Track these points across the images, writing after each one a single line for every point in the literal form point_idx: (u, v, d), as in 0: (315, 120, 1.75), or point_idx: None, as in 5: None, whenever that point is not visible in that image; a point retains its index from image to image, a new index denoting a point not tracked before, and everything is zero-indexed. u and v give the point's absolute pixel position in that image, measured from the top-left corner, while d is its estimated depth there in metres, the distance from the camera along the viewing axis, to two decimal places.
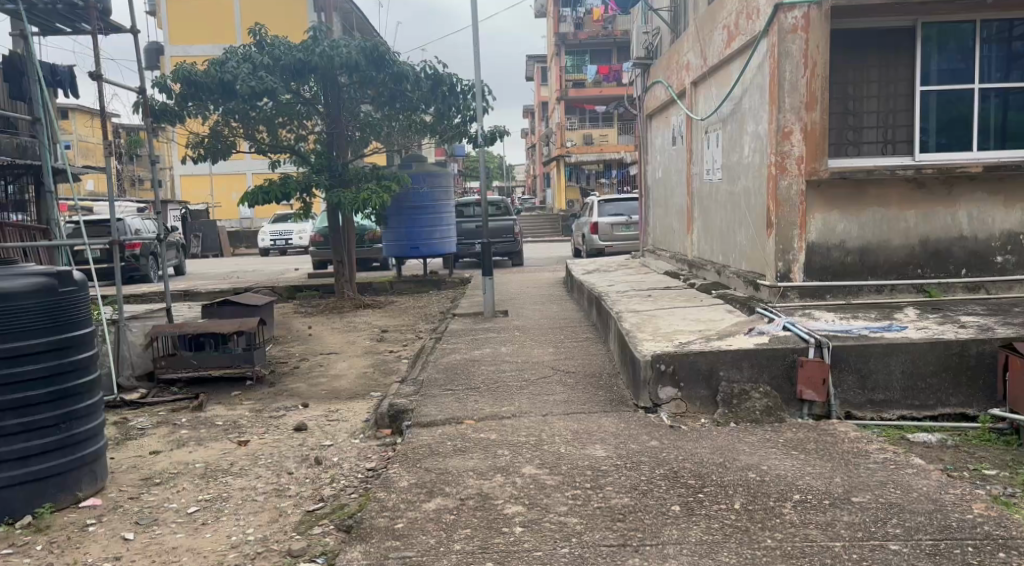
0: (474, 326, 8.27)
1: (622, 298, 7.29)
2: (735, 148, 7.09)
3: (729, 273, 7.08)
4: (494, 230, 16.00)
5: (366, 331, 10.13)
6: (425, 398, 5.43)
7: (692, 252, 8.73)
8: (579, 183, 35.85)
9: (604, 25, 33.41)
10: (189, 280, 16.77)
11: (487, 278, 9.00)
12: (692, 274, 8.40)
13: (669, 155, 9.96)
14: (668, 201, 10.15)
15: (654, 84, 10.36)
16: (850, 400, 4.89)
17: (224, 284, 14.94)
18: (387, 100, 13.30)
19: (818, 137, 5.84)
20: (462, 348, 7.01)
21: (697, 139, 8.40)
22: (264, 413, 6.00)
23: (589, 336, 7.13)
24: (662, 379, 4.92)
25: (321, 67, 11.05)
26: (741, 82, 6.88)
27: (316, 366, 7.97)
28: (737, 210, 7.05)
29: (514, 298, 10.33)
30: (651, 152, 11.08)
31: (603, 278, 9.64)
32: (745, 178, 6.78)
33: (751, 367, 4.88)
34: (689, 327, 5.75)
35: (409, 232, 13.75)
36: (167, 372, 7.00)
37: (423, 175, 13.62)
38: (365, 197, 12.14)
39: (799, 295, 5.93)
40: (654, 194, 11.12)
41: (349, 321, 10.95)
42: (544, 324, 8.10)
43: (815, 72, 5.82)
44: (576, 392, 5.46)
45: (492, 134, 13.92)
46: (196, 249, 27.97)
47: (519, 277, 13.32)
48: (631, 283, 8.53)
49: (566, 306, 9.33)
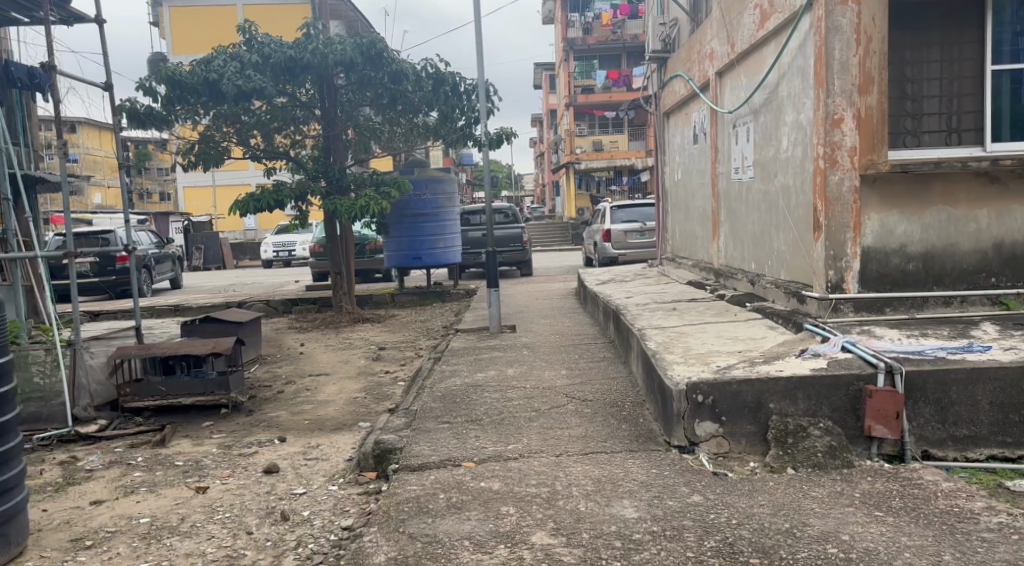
0: (477, 343, 7.45)
1: (643, 312, 6.46)
2: (770, 141, 6.28)
3: (765, 283, 6.26)
4: (502, 239, 15.19)
5: (362, 348, 9.34)
6: (417, 434, 4.61)
7: (718, 259, 7.91)
8: (589, 190, 34.71)
9: (614, 30, 32.71)
10: (183, 293, 16.04)
11: (493, 290, 8.18)
12: (720, 283, 7.56)
13: (689, 154, 9.15)
14: (688, 204, 9.34)
15: (672, 78, 9.58)
16: (928, 436, 4.05)
17: (218, 298, 14.20)
18: (386, 101, 12.54)
19: (873, 125, 5.03)
20: (463, 369, 6.20)
21: (724, 135, 7.60)
22: (234, 450, 5.21)
23: (608, 357, 6.30)
24: (700, 413, 4.09)
25: (315, 66, 10.24)
26: (776, 67, 6.08)
27: (302, 389, 7.17)
28: (774, 211, 6.23)
29: (523, 312, 9.51)
30: (670, 152, 10.27)
31: (620, 289, 8.80)
32: (784, 175, 5.96)
33: (807, 398, 4.07)
34: (725, 347, 4.92)
35: (410, 241, 12.97)
36: (133, 401, 6.20)
37: (425, 181, 12.84)
38: (363, 204, 11.37)
39: (853, 309, 5.10)
40: (673, 198, 10.30)
41: (345, 337, 10.17)
42: (556, 342, 7.26)
43: (870, 50, 5.00)
44: (595, 425, 4.63)
45: (499, 137, 13.14)
46: (197, 262, 27.27)
47: (528, 288, 12.50)
48: (651, 295, 7.69)
49: (579, 320, 8.50)
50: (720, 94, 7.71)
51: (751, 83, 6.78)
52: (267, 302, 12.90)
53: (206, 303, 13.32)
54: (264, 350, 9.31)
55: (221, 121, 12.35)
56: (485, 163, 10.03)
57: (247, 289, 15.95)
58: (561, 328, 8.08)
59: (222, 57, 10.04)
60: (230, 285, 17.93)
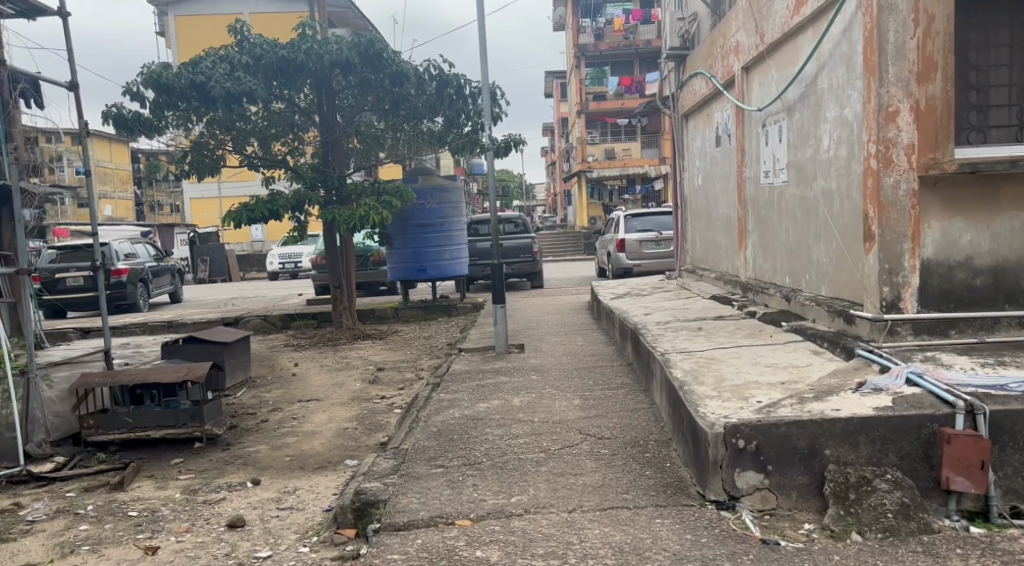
0: (481, 365, 6.77)
1: (665, 333, 5.76)
2: (808, 140, 5.61)
3: (803, 300, 5.57)
4: (511, 249, 14.53)
5: (359, 368, 8.68)
6: (405, 482, 3.94)
7: (745, 272, 7.23)
8: (602, 199, 33.95)
9: (626, 35, 32.01)
10: (182, 307, 15.47)
11: (499, 307, 7.51)
12: (748, 298, 6.87)
13: (711, 158, 8.49)
14: (710, 212, 8.66)
15: (691, 77, 8.92)
16: (1018, 490, 3.35)
17: (214, 313, 13.60)
18: (387, 105, 11.94)
19: (934, 118, 4.34)
20: (464, 398, 5.52)
21: (752, 136, 6.94)
22: (200, 495, 4.56)
23: (626, 383, 5.61)
24: (741, 461, 3.41)
25: (311, 67, 9.63)
26: (815, 57, 5.42)
27: (288, 418, 6.51)
28: (813, 219, 5.55)
29: (533, 329, 8.82)
30: (689, 157, 9.60)
31: (637, 304, 8.10)
32: (825, 178, 5.29)
33: (870, 444, 3.39)
34: (765, 378, 4.22)
35: (414, 253, 12.34)
36: (95, 435, 5.55)
37: (429, 190, 12.20)
38: (362, 213, 10.73)
39: (913, 331, 4.39)
40: (692, 205, 9.63)
41: (342, 356, 9.53)
42: (567, 365, 6.56)
43: (931, 32, 4.32)
44: (614, 470, 3.93)
45: (507, 144, 12.51)
46: (202, 275, 26.74)
47: (538, 302, 11.83)
48: (672, 312, 6.99)
49: (592, 338, 7.81)
50: (747, 92, 7.05)
51: (783, 77, 6.13)
52: (264, 317, 12.28)
53: (201, 318, 12.71)
54: (254, 372, 8.66)
55: (217, 127, 11.80)
56: (491, 169, 9.37)
57: (247, 304, 15.34)
58: (574, 347, 7.39)
59: (211, 59, 9.41)
60: (232, 299, 17.35)
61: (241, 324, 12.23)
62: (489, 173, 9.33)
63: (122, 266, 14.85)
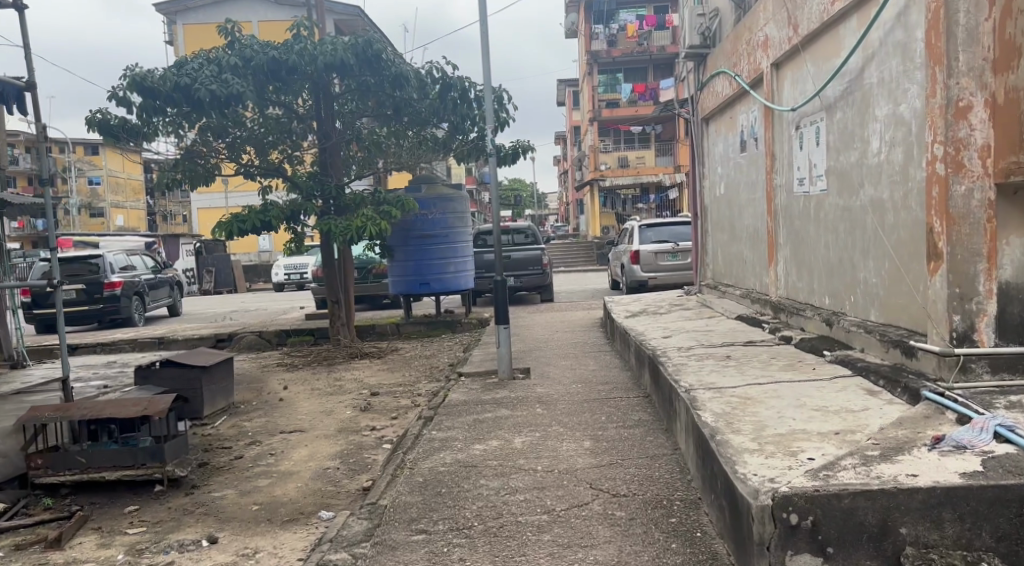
0: (481, 394, 6.09)
1: (689, 362, 5.07)
2: (853, 142, 4.91)
3: (849, 325, 4.86)
4: (520, 261, 13.85)
5: (353, 392, 8.02)
6: (378, 554, 3.26)
7: (776, 291, 6.53)
8: (614, 208, 33.14)
9: (639, 41, 31.29)
10: (178, 322, 14.89)
11: (502, 328, 6.83)
12: (780, 320, 6.17)
13: (736, 165, 7.81)
14: (735, 224, 7.97)
15: (713, 77, 8.23)
16: None
17: (208, 328, 12.99)
18: (389, 110, 11.32)
19: (1014, 115, 3.64)
20: (458, 437, 4.85)
21: (784, 141, 6.26)
22: (146, 557, 3.90)
23: (644, 420, 4.91)
24: (794, 543, 2.72)
25: (304, 68, 8.99)
26: (861, 48, 4.73)
27: (267, 453, 5.85)
28: (860, 232, 4.85)
29: (541, 350, 8.13)
30: (710, 163, 8.91)
31: (654, 324, 7.41)
32: (877, 186, 4.59)
33: (958, 522, 2.68)
34: (814, 427, 3.53)
35: (417, 265, 11.69)
36: (43, 476, 4.91)
37: (433, 199, 11.56)
38: (360, 224, 10.08)
39: (991, 369, 3.67)
40: (713, 215, 8.94)
41: (336, 377, 8.88)
42: (577, 394, 5.87)
43: (1009, 12, 3.62)
44: (633, 540, 3.23)
45: (515, 151, 11.84)
46: (207, 285, 26.19)
47: (547, 318, 11.14)
48: (694, 335, 6.29)
49: (605, 362, 7.12)
50: (779, 91, 6.36)
51: (821, 73, 5.44)
52: (259, 333, 11.66)
53: (194, 334, 12.11)
54: (239, 396, 8.02)
55: (210, 134, 11.23)
56: (495, 181, 8.73)
57: (245, 318, 14.75)
58: (584, 372, 6.70)
59: (198, 60, 8.79)
60: (231, 312, 16.75)
61: (235, 340, 11.62)
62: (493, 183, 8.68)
63: (115, 280, 14.26)
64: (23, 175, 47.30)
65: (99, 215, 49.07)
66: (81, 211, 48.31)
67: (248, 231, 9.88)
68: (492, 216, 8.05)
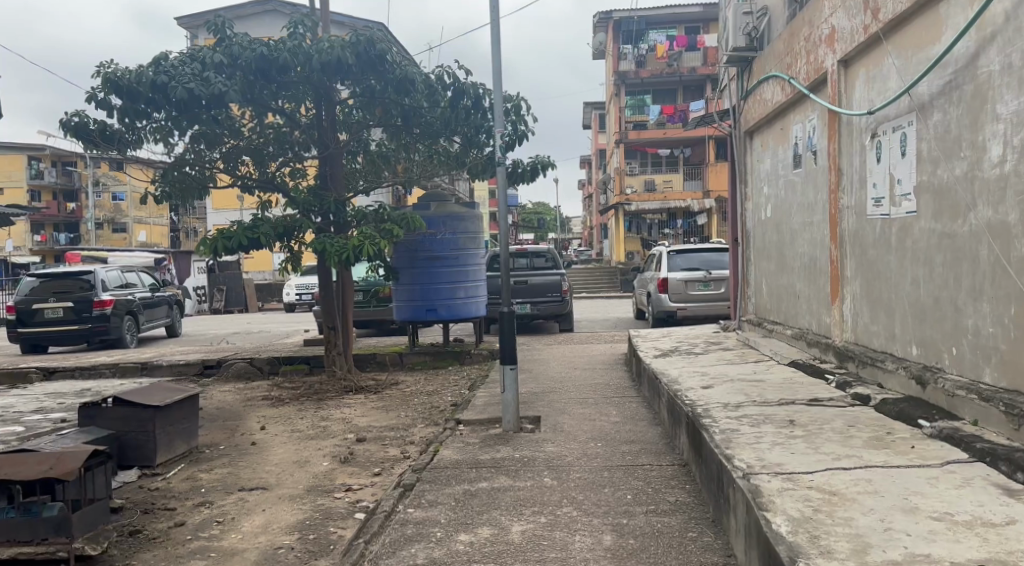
0: (480, 452, 5.00)
1: (742, 427, 3.95)
2: (959, 151, 3.83)
3: (957, 389, 3.73)
4: (537, 287, 12.76)
5: (338, 435, 6.96)
6: None
7: (841, 334, 5.42)
8: (639, 233, 31.75)
9: (669, 62, 30.29)
10: (171, 344, 13.95)
11: (509, 369, 5.72)
12: (850, 371, 5.05)
13: (789, 183, 6.72)
14: (786, 253, 6.88)
15: (761, 83, 7.17)
16: None
17: (199, 352, 12.03)
18: (396, 119, 10.37)
19: None
20: (442, 519, 3.76)
21: (855, 152, 5.17)
22: None
23: (682, 504, 3.78)
24: None
25: (296, 67, 8.02)
26: (975, 28, 3.66)
27: (214, 520, 4.78)
28: (970, 267, 3.75)
29: (555, 392, 7.01)
30: (755, 182, 7.82)
31: (689, 366, 6.27)
32: (998, 207, 3.50)
33: None
34: (943, 554, 2.40)
35: (423, 290, 10.65)
36: None
37: (443, 218, 10.54)
38: (357, 243, 9.04)
39: None
40: (758, 241, 7.82)
41: (323, 416, 7.83)
42: (597, 457, 4.75)
43: None
44: None
45: (534, 167, 10.80)
46: (217, 304, 25.31)
47: (565, 352, 10.03)
48: (741, 386, 5.15)
49: (631, 412, 5.99)
50: (848, 93, 5.29)
51: (910, 66, 4.37)
52: (249, 360, 10.66)
53: (181, 359, 11.14)
54: (208, 437, 7.00)
55: (204, 143, 10.32)
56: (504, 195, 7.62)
57: (243, 341, 13.77)
58: (606, 426, 5.58)
59: (180, 56, 7.87)
60: (232, 334, 15.78)
61: (223, 367, 10.62)
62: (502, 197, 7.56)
63: (106, 298, 13.34)
64: (48, 189, 47.20)
65: (121, 230, 48.85)
66: (103, 226, 48.08)
67: (234, 249, 8.84)
68: (502, 235, 6.97)
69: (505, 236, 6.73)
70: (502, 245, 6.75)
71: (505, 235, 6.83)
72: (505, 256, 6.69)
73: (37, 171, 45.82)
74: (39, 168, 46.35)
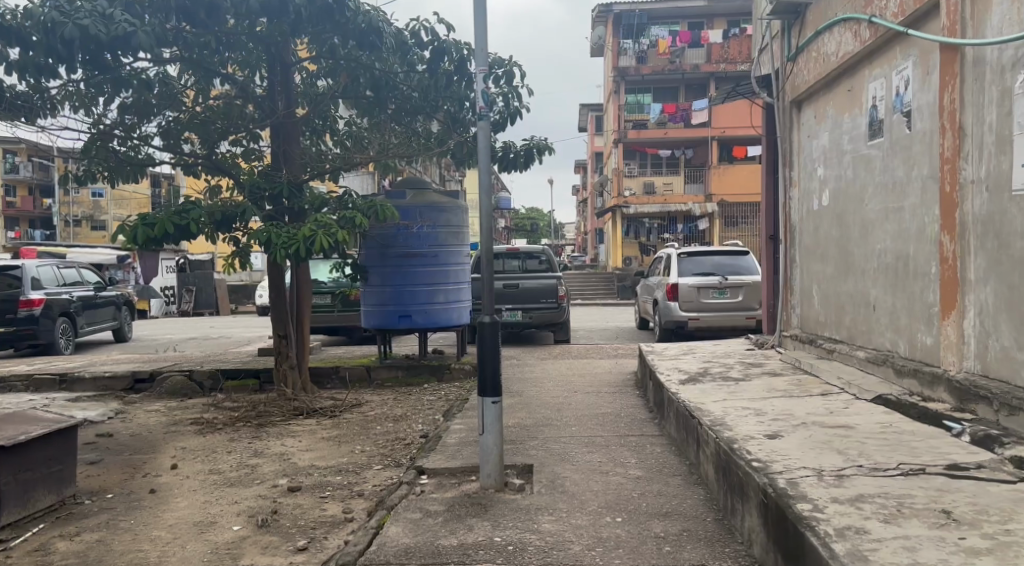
0: (445, 531, 3.42)
1: (868, 529, 2.38)
2: None
3: None
4: (528, 293, 11.15)
5: (269, 479, 5.33)
6: None
7: (960, 363, 3.86)
8: (638, 238, 29.92)
9: (671, 59, 28.84)
10: (112, 351, 12.25)
11: (490, 404, 4.13)
12: (986, 419, 3.48)
13: (861, 160, 5.21)
14: (853, 251, 5.34)
15: (824, 33, 5.62)
16: None
17: (136, 361, 10.34)
18: (366, 90, 8.81)
19: None
20: None
21: (989, 103, 3.65)
22: None
23: None
24: None
25: (233, 10, 6.43)
26: None
27: None
28: None
29: (552, 426, 5.41)
30: (807, 164, 6.26)
31: (733, 399, 4.69)
32: None
33: None
34: None
35: (397, 292, 9.03)
36: None
37: (420, 208, 8.93)
38: (305, 234, 7.02)
39: None
40: (807, 238, 6.25)
41: (259, 449, 6.20)
42: (618, 547, 3.15)
43: None
44: None
45: (528, 150, 9.21)
46: (185, 306, 23.69)
47: (562, 369, 8.43)
48: (824, 436, 3.58)
49: (656, 461, 4.40)
50: (976, 20, 3.74)
51: None
52: (188, 373, 9.02)
53: (110, 369, 9.49)
54: (100, 481, 5.37)
55: (137, 115, 8.69)
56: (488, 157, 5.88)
57: (194, 349, 12.09)
58: (626, 486, 3.98)
59: None
60: (187, 341, 14.08)
61: (157, 381, 8.99)
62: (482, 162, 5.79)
63: (37, 297, 11.66)
64: (24, 183, 45.35)
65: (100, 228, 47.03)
66: (82, 223, 46.04)
67: (157, 240, 7.17)
68: (482, 225, 5.30)
69: (486, 234, 5.03)
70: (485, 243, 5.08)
71: (488, 233, 5.16)
72: (487, 252, 5.04)
73: (14, 165, 43.86)
74: (17, 160, 44.39)
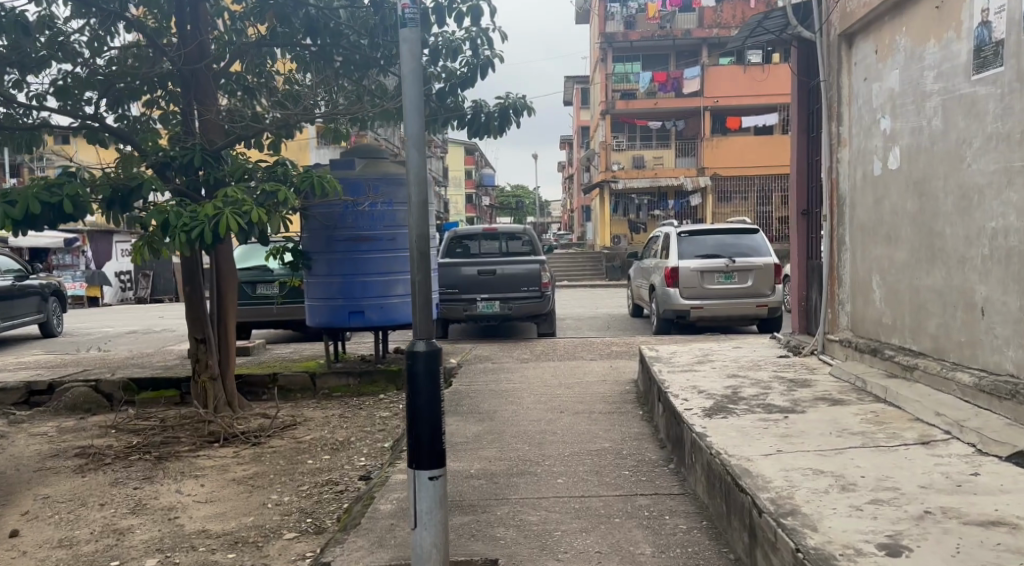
0: None
1: None
2: None
3: None
4: (507, 280, 9.63)
5: (137, 554, 3.85)
6: None
7: None
8: (627, 215, 28.27)
9: (661, 24, 27.29)
10: (29, 350, 10.64)
11: (428, 486, 2.63)
12: None
13: (956, 104, 3.75)
14: (942, 231, 3.88)
15: None
16: None
17: (43, 365, 8.75)
18: (302, 36, 7.29)
19: None
20: None
21: None
22: None
23: None
24: None
25: None
26: None
27: None
28: None
29: (530, 477, 3.92)
30: (864, 115, 4.78)
31: (792, 448, 3.21)
32: None
33: None
34: None
35: (346, 284, 7.47)
36: None
37: (373, 180, 7.36)
38: (207, 212, 5.40)
39: None
40: (865, 213, 4.77)
41: (145, 500, 4.70)
42: None
43: None
44: None
45: (502, 111, 7.54)
46: (142, 292, 22.14)
47: (546, 374, 6.94)
48: (984, 555, 2.11)
49: (683, 554, 2.92)
50: None
51: None
52: (94, 383, 7.46)
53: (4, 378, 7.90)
54: None
55: (20, 69, 7.06)
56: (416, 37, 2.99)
57: (123, 348, 10.50)
58: None
59: None
60: (122, 335, 12.42)
61: (56, 393, 7.43)
62: (406, 65, 2.96)
63: None
64: None
65: None
66: None
67: (23, 222, 5.50)
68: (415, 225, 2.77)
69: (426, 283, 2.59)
70: (420, 268, 2.67)
71: (421, 255, 2.71)
72: (424, 290, 2.65)
73: None
74: None
